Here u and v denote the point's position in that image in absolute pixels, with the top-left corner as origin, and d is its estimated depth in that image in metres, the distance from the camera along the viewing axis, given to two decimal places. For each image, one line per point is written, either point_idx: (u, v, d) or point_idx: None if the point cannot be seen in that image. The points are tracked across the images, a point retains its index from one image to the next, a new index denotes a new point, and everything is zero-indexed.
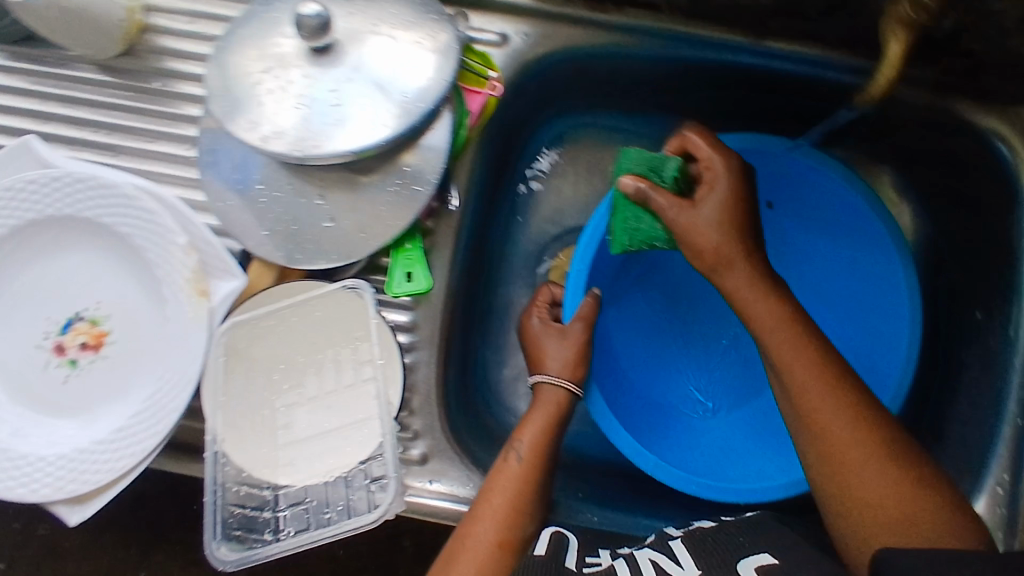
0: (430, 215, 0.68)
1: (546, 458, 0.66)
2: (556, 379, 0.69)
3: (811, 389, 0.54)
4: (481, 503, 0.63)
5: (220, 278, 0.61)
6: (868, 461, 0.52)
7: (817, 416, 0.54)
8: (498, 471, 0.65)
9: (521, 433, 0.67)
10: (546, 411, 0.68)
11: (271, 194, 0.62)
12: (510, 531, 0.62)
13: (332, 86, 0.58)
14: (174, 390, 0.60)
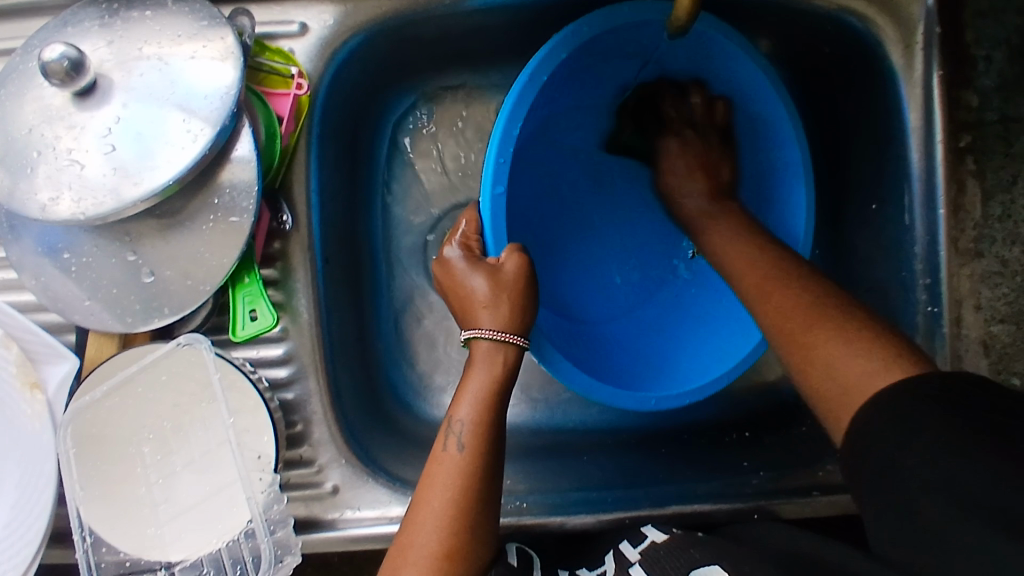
0: (273, 237, 0.62)
1: (488, 438, 0.55)
2: (501, 334, 0.57)
3: (753, 254, 0.59)
4: (417, 507, 0.53)
5: (50, 364, 0.56)
6: (844, 345, 0.47)
7: (807, 340, 0.50)
8: (434, 465, 0.54)
9: (457, 413, 0.56)
10: (489, 369, 0.56)
11: (82, 260, 0.56)
12: (452, 535, 0.52)
13: (105, 130, 0.53)
14: (36, 488, 0.55)
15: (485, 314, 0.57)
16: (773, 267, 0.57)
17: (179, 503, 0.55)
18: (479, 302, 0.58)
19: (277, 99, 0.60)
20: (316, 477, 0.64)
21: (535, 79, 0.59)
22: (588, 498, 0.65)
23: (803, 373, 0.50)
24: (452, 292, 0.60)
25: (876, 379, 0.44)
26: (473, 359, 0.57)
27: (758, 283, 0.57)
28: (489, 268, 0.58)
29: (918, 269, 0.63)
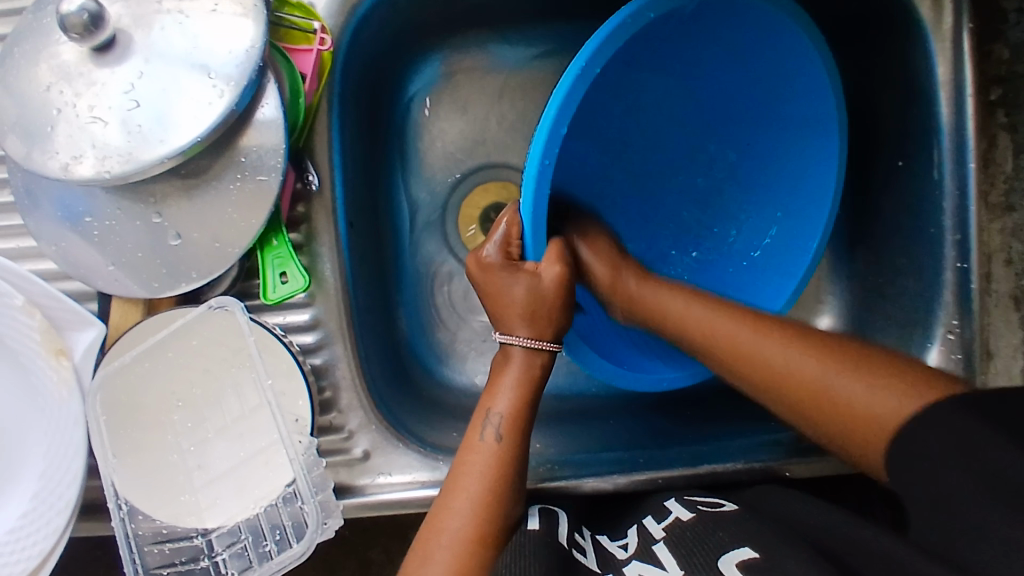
0: (297, 200, 0.61)
1: (522, 433, 0.58)
2: (539, 343, 0.58)
3: (740, 331, 0.52)
4: (453, 491, 0.55)
5: (77, 330, 0.54)
6: (880, 391, 0.44)
7: (757, 354, 0.50)
8: (471, 451, 0.57)
9: (495, 405, 0.58)
10: (524, 369, 0.59)
11: (104, 224, 0.55)
12: (489, 523, 0.54)
13: (127, 87, 0.51)
14: (66, 460, 0.54)
15: (523, 325, 0.58)
16: (744, 317, 0.53)
17: (213, 471, 0.55)
18: (519, 311, 0.58)
19: (300, 56, 0.58)
20: (346, 443, 0.63)
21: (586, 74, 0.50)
22: (619, 460, 0.65)
23: (814, 415, 0.47)
24: (489, 299, 0.60)
25: (874, 407, 0.44)
26: (507, 359, 0.60)
27: (733, 342, 0.52)
28: (530, 275, 0.58)
29: (947, 224, 0.63)
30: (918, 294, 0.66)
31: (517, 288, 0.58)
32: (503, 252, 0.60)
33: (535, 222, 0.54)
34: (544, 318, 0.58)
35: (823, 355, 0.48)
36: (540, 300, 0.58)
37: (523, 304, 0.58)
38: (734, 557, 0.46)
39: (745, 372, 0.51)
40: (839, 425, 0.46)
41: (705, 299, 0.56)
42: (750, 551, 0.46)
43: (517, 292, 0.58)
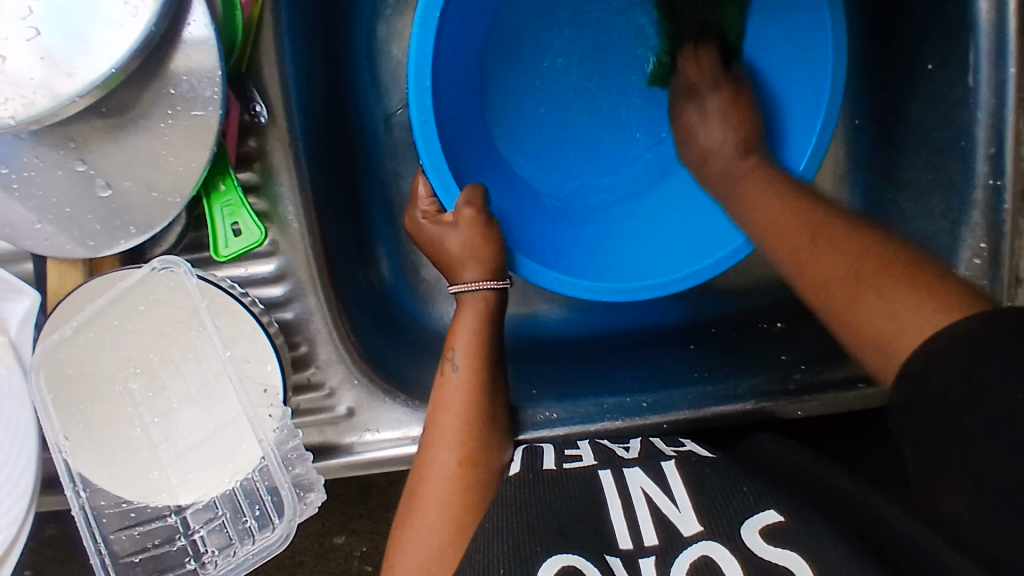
0: (245, 133, 0.53)
1: (486, 358, 0.55)
2: (479, 283, 0.56)
3: (780, 220, 0.51)
4: (429, 428, 0.53)
5: (7, 301, 0.48)
6: (854, 256, 0.44)
7: (830, 270, 0.45)
8: (437, 387, 0.54)
9: (454, 338, 0.55)
10: (473, 308, 0.56)
11: (21, 174, 0.46)
12: (470, 446, 0.52)
13: (24, 11, 0.42)
14: (15, 446, 0.48)
15: (465, 268, 0.56)
16: (801, 211, 0.50)
17: (178, 443, 0.50)
18: (454, 260, 0.56)
19: None
20: (327, 401, 0.58)
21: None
22: (622, 402, 0.60)
23: (834, 303, 0.44)
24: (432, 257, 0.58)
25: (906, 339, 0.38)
26: (459, 307, 0.57)
27: (798, 245, 0.48)
28: (449, 225, 0.55)
29: (980, 138, 0.57)
30: (942, 214, 0.61)
31: (444, 240, 0.56)
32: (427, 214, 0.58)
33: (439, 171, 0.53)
34: (484, 256, 0.56)
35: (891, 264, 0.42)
36: (469, 238, 0.55)
37: (458, 253, 0.56)
38: (757, 521, 0.43)
39: (810, 268, 0.47)
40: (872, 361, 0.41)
41: (797, 208, 0.51)
42: (775, 515, 0.43)
43: (449, 242, 0.56)
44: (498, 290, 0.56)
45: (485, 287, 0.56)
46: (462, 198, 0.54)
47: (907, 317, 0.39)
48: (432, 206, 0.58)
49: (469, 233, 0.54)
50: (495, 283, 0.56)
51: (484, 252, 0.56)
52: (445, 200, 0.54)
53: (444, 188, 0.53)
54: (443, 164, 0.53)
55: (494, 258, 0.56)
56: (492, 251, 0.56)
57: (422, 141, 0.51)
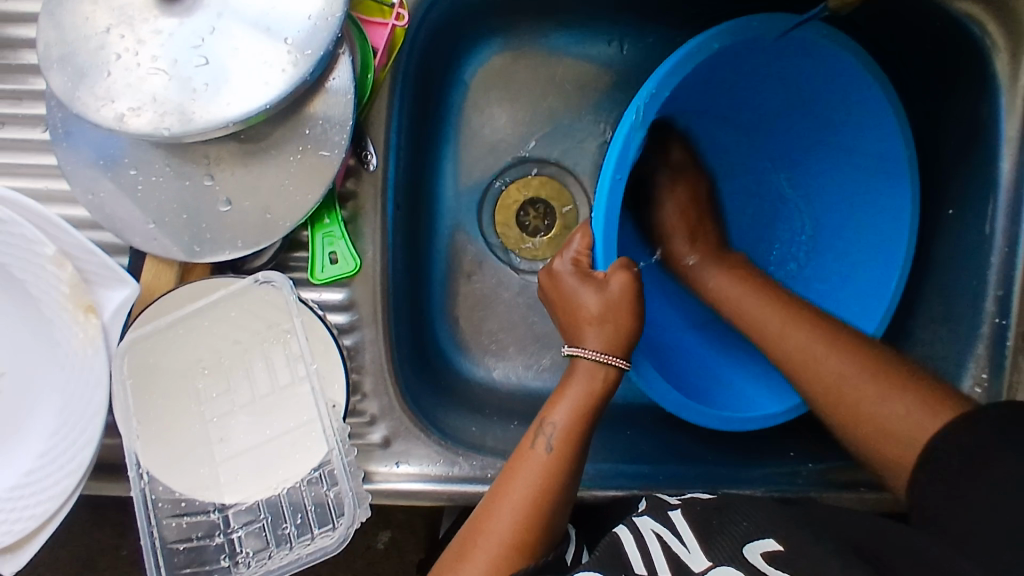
0: (347, 176, 0.58)
1: (581, 445, 0.52)
2: (606, 357, 0.53)
3: (748, 304, 0.62)
4: (496, 494, 0.50)
5: (107, 288, 0.51)
6: (847, 377, 0.54)
7: (817, 365, 0.56)
8: (520, 457, 0.52)
9: (555, 412, 0.53)
10: (586, 384, 0.53)
11: (149, 179, 0.52)
12: (531, 530, 0.49)
13: (196, 41, 0.48)
14: (79, 426, 0.50)
15: (592, 332, 0.54)
16: (827, 330, 0.57)
17: (234, 444, 0.53)
18: (590, 320, 0.55)
19: (374, 29, 0.54)
20: (367, 428, 0.62)
21: (704, 46, 0.53)
22: (642, 474, 0.64)
23: (822, 395, 0.55)
24: (560, 306, 0.57)
25: (895, 400, 0.51)
26: (571, 374, 0.55)
27: (801, 351, 0.57)
28: (601, 283, 0.55)
29: (991, 279, 0.63)
30: (950, 342, 0.66)
31: (596, 298, 0.54)
32: (574, 263, 0.57)
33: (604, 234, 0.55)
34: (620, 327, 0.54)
35: (885, 378, 0.53)
36: (614, 302, 0.54)
37: (601, 317, 0.54)
38: (756, 547, 0.45)
39: (813, 381, 0.56)
40: (861, 438, 0.53)
41: (826, 342, 0.56)
42: (770, 544, 0.45)
43: (596, 301, 0.54)
44: (621, 368, 0.54)
45: (610, 363, 0.54)
46: (618, 262, 0.55)
47: (888, 409, 0.51)
48: (581, 258, 0.57)
49: (619, 296, 0.54)
50: (620, 363, 0.54)
51: (625, 323, 0.54)
52: (603, 258, 0.55)
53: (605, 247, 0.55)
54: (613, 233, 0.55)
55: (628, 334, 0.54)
56: (630, 325, 0.55)
57: (603, 200, 0.54)
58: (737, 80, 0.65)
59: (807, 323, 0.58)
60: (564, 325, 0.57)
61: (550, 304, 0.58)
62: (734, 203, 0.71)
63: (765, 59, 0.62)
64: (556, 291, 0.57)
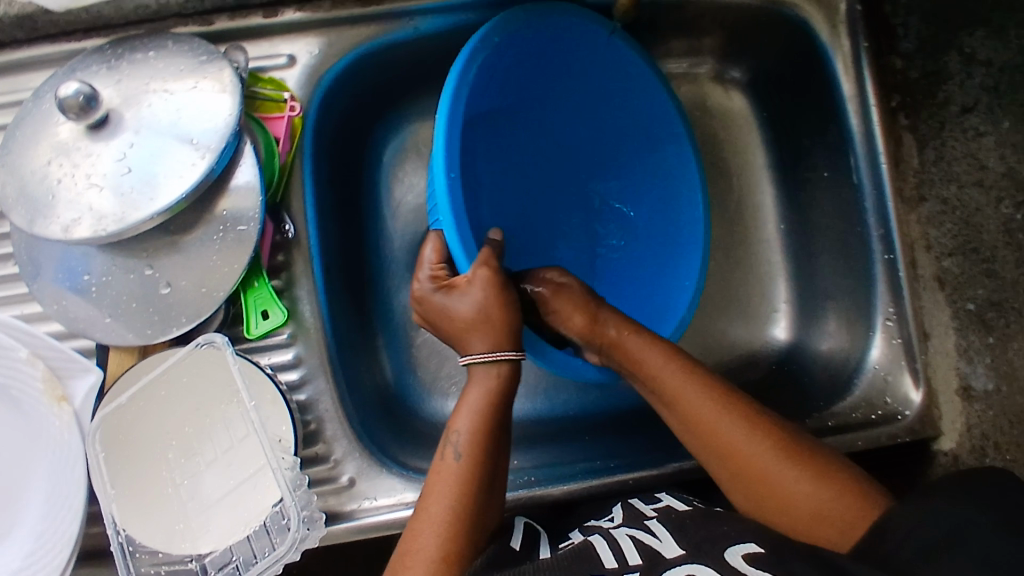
0: (277, 249, 0.66)
1: (489, 447, 0.55)
2: (494, 355, 0.57)
3: (671, 371, 0.59)
4: (418, 517, 0.52)
5: (76, 378, 0.60)
6: (796, 481, 0.53)
7: (721, 428, 0.56)
8: (433, 473, 0.54)
9: (460, 424, 0.55)
10: (483, 386, 0.57)
11: (102, 280, 0.61)
12: (456, 541, 0.51)
13: (121, 155, 0.58)
14: (66, 500, 0.58)
15: (473, 337, 0.57)
16: (702, 375, 0.59)
17: (201, 497, 0.58)
18: (466, 325, 0.57)
19: (273, 123, 0.65)
20: (332, 472, 0.66)
21: (486, 41, 0.58)
22: (595, 468, 0.67)
23: (727, 470, 0.56)
24: (436, 323, 0.60)
25: (810, 497, 0.52)
26: (468, 380, 0.58)
27: (694, 411, 0.57)
28: (462, 287, 0.58)
29: (871, 221, 0.67)
30: (856, 288, 0.70)
31: (467, 304, 0.57)
32: (432, 277, 0.60)
33: (461, 230, 0.56)
34: (493, 321, 0.57)
35: (783, 451, 0.54)
36: (483, 301, 0.57)
37: (477, 319, 0.57)
38: (740, 549, 0.45)
39: (710, 449, 0.56)
40: (766, 510, 0.54)
41: (696, 378, 0.59)
42: (755, 547, 0.45)
43: (468, 303, 0.57)
44: (513, 360, 0.57)
45: (502, 358, 0.57)
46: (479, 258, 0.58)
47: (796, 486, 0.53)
48: (440, 269, 0.60)
49: (486, 292, 0.57)
50: (512, 354, 0.57)
51: (496, 318, 0.57)
52: (460, 264, 0.58)
53: (464, 246, 0.57)
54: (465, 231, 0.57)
55: (505, 325, 0.57)
56: (503, 316, 0.57)
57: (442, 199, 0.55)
58: (551, 81, 0.69)
59: (700, 375, 0.59)
60: (449, 339, 0.59)
61: (431, 324, 0.61)
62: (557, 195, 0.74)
63: (553, 55, 0.67)
64: (430, 310, 0.60)
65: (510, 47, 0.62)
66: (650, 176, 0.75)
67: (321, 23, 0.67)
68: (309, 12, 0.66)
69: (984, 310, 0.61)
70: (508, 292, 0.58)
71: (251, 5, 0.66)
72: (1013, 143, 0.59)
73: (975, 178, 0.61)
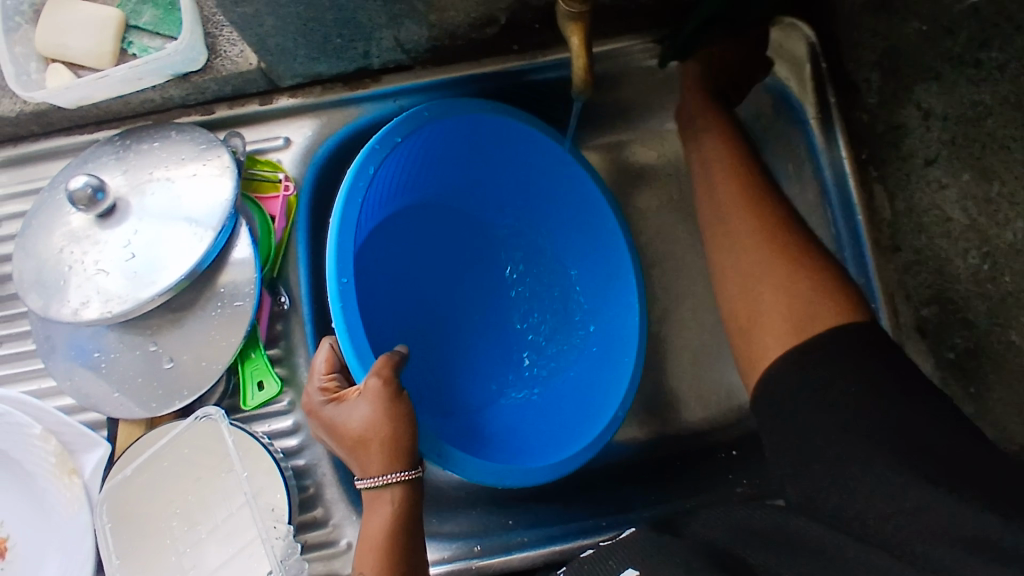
0: (274, 320, 0.70)
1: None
2: (385, 478, 0.58)
3: (718, 184, 0.65)
4: None
5: (84, 451, 0.63)
6: (784, 288, 0.56)
7: (751, 250, 0.60)
8: None
9: (363, 563, 0.57)
10: (381, 514, 0.58)
11: (109, 356, 0.65)
12: None
13: (126, 241, 0.63)
14: (76, 570, 0.61)
15: (368, 459, 0.58)
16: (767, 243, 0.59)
17: (202, 567, 0.61)
18: (360, 444, 0.58)
19: (269, 202, 0.70)
20: (333, 535, 0.68)
21: (386, 142, 0.63)
22: (585, 529, 0.70)
23: (741, 308, 0.59)
24: (331, 438, 0.61)
25: (777, 317, 0.55)
26: (370, 503, 0.60)
27: (720, 218, 0.63)
28: (356, 403, 0.59)
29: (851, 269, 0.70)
30: None
31: (356, 424, 0.58)
32: (324, 391, 0.62)
33: (356, 336, 0.60)
34: (384, 441, 0.58)
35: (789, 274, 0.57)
36: (372, 420, 0.58)
37: (368, 438, 0.58)
38: None
39: (716, 230, 0.64)
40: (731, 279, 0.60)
41: (753, 211, 0.62)
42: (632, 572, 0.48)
43: (357, 422, 0.58)
44: (406, 479, 0.59)
45: (392, 481, 0.58)
46: (372, 369, 0.59)
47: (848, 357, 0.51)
48: (330, 381, 0.62)
49: (375, 408, 0.58)
50: (401, 475, 0.58)
51: (387, 437, 0.58)
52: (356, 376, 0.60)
53: (360, 354, 0.60)
54: (361, 333, 0.60)
55: (396, 446, 0.58)
56: (393, 436, 0.58)
57: (339, 304, 0.59)
58: (455, 168, 0.74)
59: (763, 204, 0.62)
60: (346, 453, 0.60)
61: (325, 437, 0.62)
62: (502, 275, 0.79)
63: (475, 150, 0.73)
64: (325, 425, 0.61)
65: (420, 148, 0.68)
66: (580, 245, 0.78)
67: (313, 107, 0.72)
68: (302, 98, 0.71)
69: (961, 358, 0.63)
70: (401, 405, 0.59)
71: (248, 95, 0.71)
72: (973, 196, 0.59)
73: (941, 230, 0.62)
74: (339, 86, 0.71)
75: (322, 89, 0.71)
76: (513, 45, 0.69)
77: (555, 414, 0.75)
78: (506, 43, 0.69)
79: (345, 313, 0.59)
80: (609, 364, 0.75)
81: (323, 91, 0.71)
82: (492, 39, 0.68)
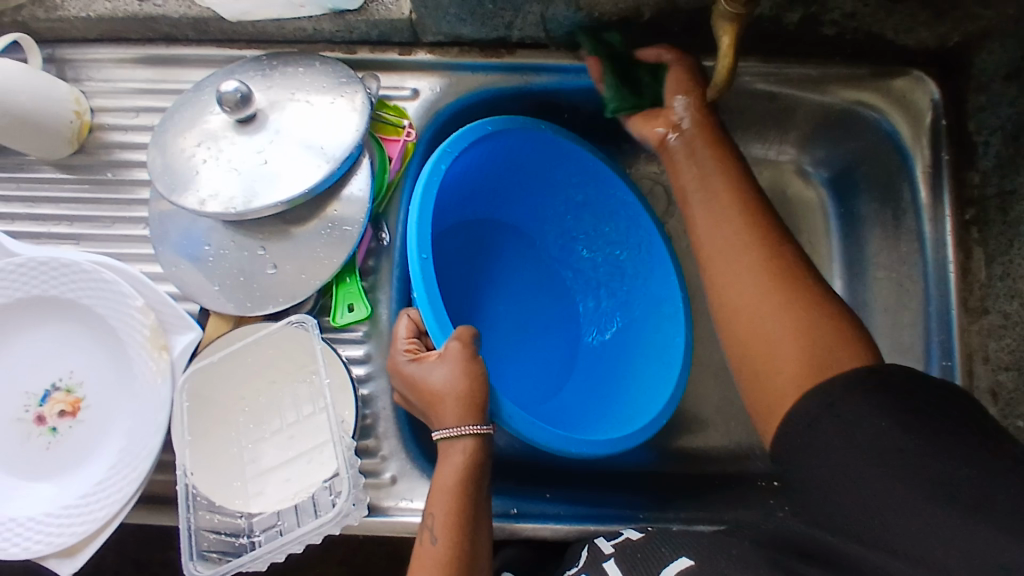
0: (369, 254, 0.73)
1: (466, 521, 0.59)
2: (461, 430, 0.61)
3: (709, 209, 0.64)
4: None
5: (177, 332, 0.67)
6: (779, 320, 0.54)
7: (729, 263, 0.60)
8: (416, 559, 0.59)
9: (434, 506, 0.60)
10: (451, 465, 0.60)
11: (217, 253, 0.69)
12: None
13: (259, 148, 0.67)
14: (144, 439, 0.64)
15: (446, 412, 0.61)
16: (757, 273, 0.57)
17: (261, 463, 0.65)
18: (438, 398, 0.62)
19: (388, 144, 0.73)
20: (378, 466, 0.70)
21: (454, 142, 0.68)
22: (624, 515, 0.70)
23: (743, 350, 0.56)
24: (411, 395, 0.64)
25: (782, 342, 0.52)
26: (441, 456, 0.62)
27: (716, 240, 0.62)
28: (438, 361, 0.62)
29: (932, 326, 0.70)
30: None
31: (438, 377, 0.62)
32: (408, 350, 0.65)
33: (435, 306, 0.63)
34: (463, 396, 0.61)
35: (783, 294, 0.55)
36: (456, 375, 0.61)
37: (447, 393, 0.61)
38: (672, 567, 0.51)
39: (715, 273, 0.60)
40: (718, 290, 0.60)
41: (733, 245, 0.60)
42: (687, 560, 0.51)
43: (438, 377, 0.62)
44: (481, 434, 0.61)
45: (467, 434, 0.61)
46: (453, 334, 0.63)
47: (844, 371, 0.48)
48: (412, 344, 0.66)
49: (455, 367, 0.62)
50: (474, 429, 0.61)
51: (465, 393, 0.61)
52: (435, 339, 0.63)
53: (441, 323, 0.63)
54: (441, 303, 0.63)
55: (474, 403, 0.61)
56: (472, 392, 0.61)
57: (421, 275, 0.63)
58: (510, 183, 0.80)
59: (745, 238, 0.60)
60: (425, 409, 0.63)
61: (406, 395, 0.65)
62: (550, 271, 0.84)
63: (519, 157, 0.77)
64: (407, 383, 0.64)
65: (478, 160, 0.74)
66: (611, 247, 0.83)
67: (445, 66, 0.76)
68: (437, 56, 0.75)
69: None
70: (480, 365, 0.63)
71: (391, 43, 0.76)
72: None
73: None
74: (475, 52, 0.75)
75: (458, 52, 0.75)
76: (644, 42, 0.72)
77: (607, 402, 0.77)
78: (639, 40, 0.72)
79: (426, 285, 0.62)
80: (643, 364, 0.78)
81: (459, 53, 0.75)
82: (628, 33, 0.71)
